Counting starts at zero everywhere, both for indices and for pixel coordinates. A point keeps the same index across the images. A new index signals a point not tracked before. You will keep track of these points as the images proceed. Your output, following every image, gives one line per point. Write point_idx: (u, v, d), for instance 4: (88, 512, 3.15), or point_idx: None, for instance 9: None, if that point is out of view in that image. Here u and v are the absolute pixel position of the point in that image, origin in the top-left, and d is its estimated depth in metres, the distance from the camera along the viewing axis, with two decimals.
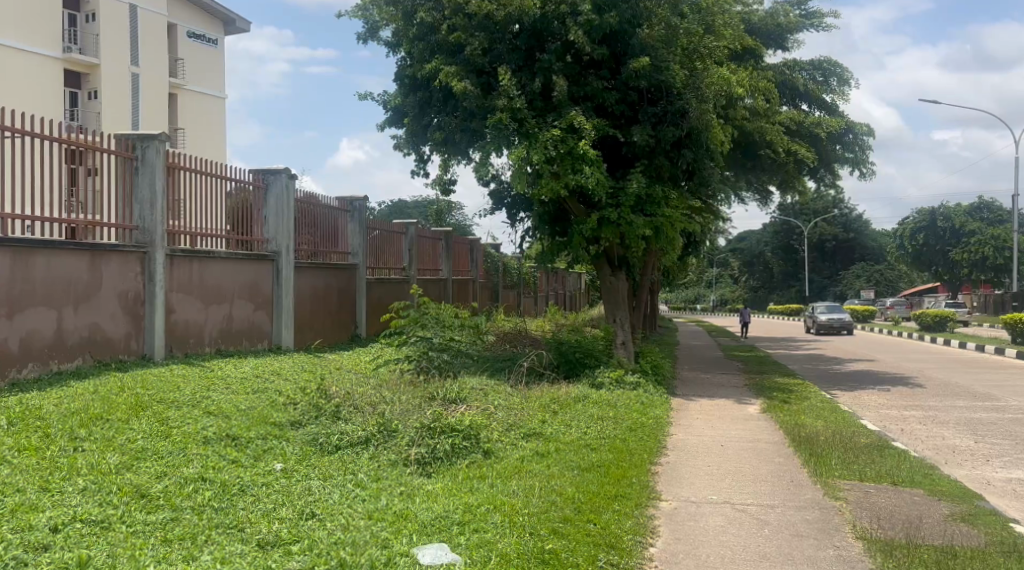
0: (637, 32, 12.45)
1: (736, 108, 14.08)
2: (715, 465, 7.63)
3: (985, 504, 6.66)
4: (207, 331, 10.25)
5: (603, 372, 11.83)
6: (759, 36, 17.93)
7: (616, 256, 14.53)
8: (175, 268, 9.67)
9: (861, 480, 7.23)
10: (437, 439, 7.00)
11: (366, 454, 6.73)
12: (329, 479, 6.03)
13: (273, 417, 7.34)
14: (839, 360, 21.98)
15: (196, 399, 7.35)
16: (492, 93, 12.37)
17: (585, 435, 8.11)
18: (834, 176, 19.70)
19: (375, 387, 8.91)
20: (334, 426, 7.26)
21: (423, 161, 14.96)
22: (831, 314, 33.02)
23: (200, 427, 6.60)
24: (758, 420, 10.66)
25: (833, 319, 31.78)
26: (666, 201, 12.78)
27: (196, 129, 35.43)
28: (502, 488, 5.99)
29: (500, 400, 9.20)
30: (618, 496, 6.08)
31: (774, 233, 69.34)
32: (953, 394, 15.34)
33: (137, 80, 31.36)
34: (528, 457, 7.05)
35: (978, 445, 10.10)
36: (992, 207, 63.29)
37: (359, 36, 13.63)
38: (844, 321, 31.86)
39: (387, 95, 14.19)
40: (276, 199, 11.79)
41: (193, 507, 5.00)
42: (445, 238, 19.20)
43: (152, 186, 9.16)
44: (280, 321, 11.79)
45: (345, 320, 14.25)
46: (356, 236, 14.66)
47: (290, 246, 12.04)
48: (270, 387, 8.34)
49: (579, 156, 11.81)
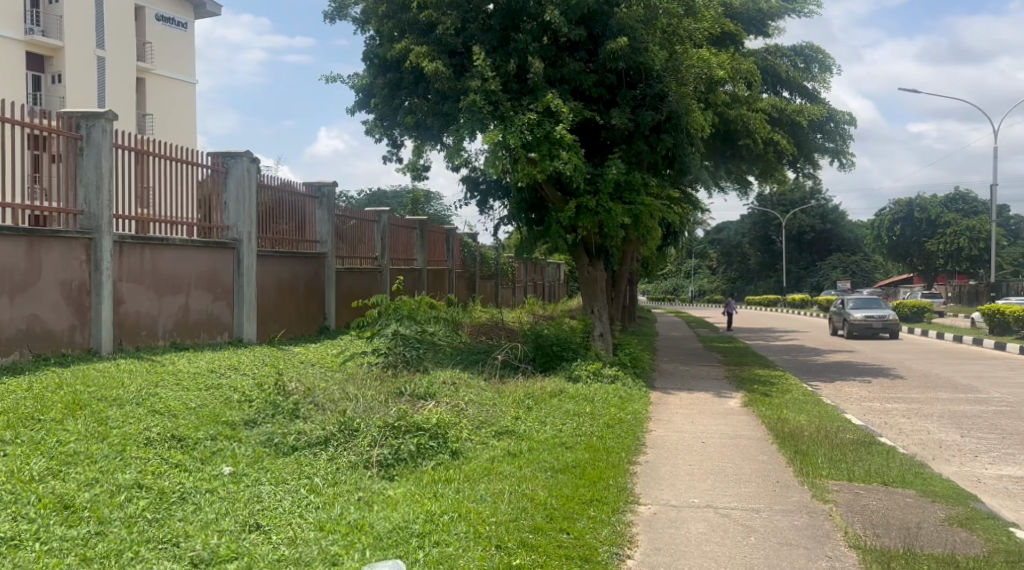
0: (614, 12, 11.96)
1: (717, 93, 13.58)
2: (694, 465, 7.22)
3: (981, 505, 6.31)
4: (161, 323, 9.72)
5: (580, 365, 11.42)
6: (740, 21, 17.52)
7: (594, 246, 14.03)
8: (125, 256, 9.13)
9: (849, 480, 6.84)
10: (401, 439, 6.55)
11: (325, 456, 6.24)
12: (281, 484, 5.56)
13: (225, 415, 6.84)
14: (817, 351, 21.71)
15: (141, 396, 6.84)
16: (465, 74, 11.92)
17: (560, 433, 7.66)
18: (815, 166, 19.39)
19: (339, 382, 8.44)
20: (291, 425, 6.77)
21: (395, 146, 14.44)
22: (867, 310, 26.32)
23: (141, 428, 6.11)
24: (739, 414, 10.29)
25: (873, 317, 25.21)
26: (645, 188, 12.35)
27: (165, 116, 34.58)
28: (468, 493, 5.54)
29: (471, 396, 8.74)
30: (594, 500, 5.65)
31: (752, 223, 69.21)
32: (935, 385, 15.07)
33: (103, 64, 30.48)
34: (499, 458, 6.60)
35: (965, 440, 9.79)
36: (967, 199, 63.70)
37: (326, 15, 13.10)
38: (886, 319, 25.34)
39: (356, 77, 13.61)
40: (237, 182, 11.16)
41: (124, 519, 4.53)
42: (419, 227, 18.63)
43: (98, 167, 8.59)
44: (241, 313, 11.24)
45: (312, 312, 13.71)
46: (325, 224, 14.10)
47: (252, 232, 11.45)
48: (225, 383, 7.82)
49: (555, 141, 11.38)
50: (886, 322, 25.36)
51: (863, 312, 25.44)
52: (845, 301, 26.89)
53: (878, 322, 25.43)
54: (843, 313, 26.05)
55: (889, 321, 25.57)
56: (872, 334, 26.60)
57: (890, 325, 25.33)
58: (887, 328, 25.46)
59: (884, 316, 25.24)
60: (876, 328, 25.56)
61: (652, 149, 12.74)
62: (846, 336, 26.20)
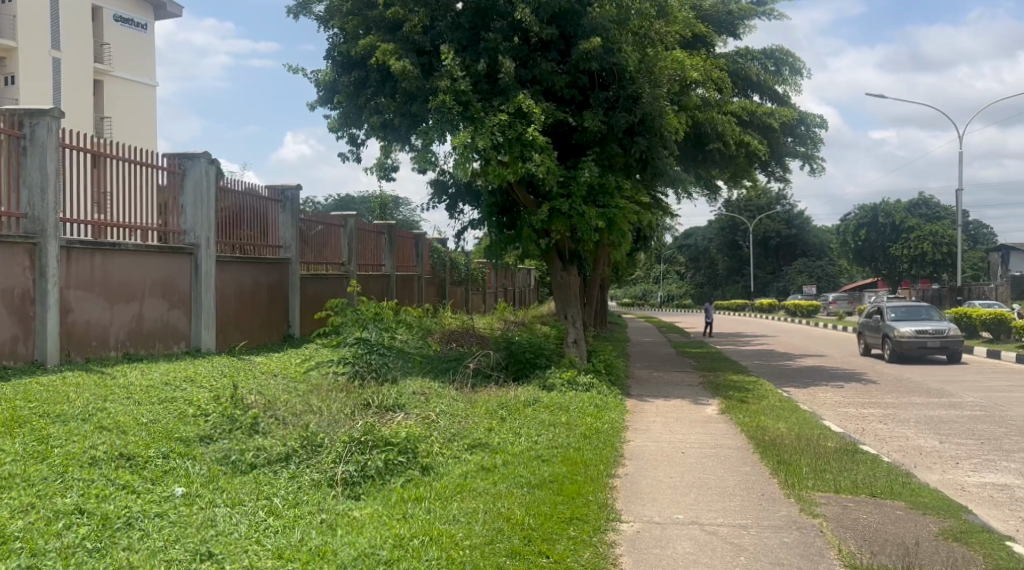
0: (587, 12, 11.66)
1: (689, 95, 13.35)
2: (676, 477, 6.91)
3: (972, 517, 6.08)
4: (113, 333, 9.24)
5: (554, 372, 11.08)
6: (710, 23, 17.34)
7: (567, 250, 13.74)
8: (73, 262, 8.66)
9: (836, 492, 6.57)
10: (369, 455, 6.16)
11: (285, 474, 5.84)
12: (239, 505, 5.17)
13: (180, 432, 6.42)
14: (788, 356, 21.57)
15: (87, 412, 6.42)
16: (433, 74, 11.59)
17: (536, 445, 7.31)
18: (785, 170, 19.29)
19: (302, 394, 8.00)
20: (250, 441, 6.37)
21: (358, 146, 14.02)
22: (915, 323, 19.55)
23: (86, 446, 5.70)
24: (716, 422, 10.03)
25: (925, 336, 18.57)
26: (618, 191, 12.05)
27: (124, 119, 33.76)
28: (440, 513, 5.16)
29: (442, 406, 8.36)
30: (574, 519, 5.33)
31: (718, 229, 69.51)
32: (907, 390, 14.94)
33: (59, 65, 29.75)
34: (472, 473, 6.24)
35: (945, 446, 9.60)
36: (929, 204, 64.55)
37: (288, 10, 12.69)
38: (944, 337, 18.64)
39: (319, 74, 13.18)
40: (195, 185, 10.63)
41: (59, 550, 4.14)
42: (387, 231, 18.23)
43: (42, 168, 8.12)
44: (199, 321, 10.75)
45: (275, 320, 13.23)
46: (288, 228, 13.62)
47: (211, 237, 10.96)
48: (179, 396, 7.38)
49: (527, 143, 11.09)
50: (945, 341, 18.73)
51: (912, 328, 18.85)
52: (883, 312, 20.26)
53: (934, 341, 18.78)
54: (883, 328, 19.51)
55: (948, 339, 18.71)
56: (923, 357, 19.82)
57: (951, 344, 18.70)
58: (946, 349, 18.77)
59: (941, 331, 18.65)
60: (930, 350, 18.83)
61: (626, 151, 12.47)
62: (888, 359, 19.51)
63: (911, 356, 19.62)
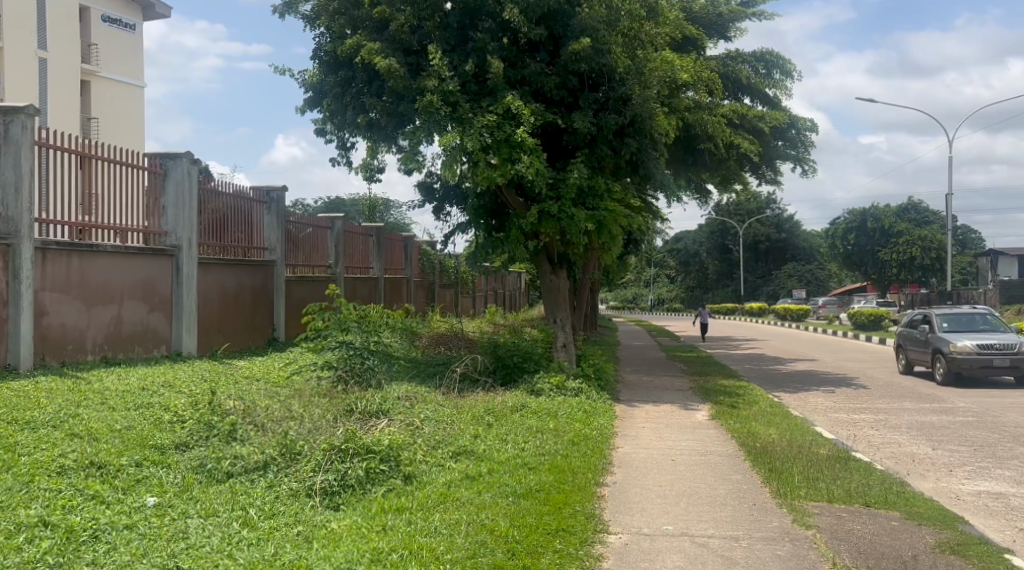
0: (576, 12, 11.52)
1: (679, 97, 13.20)
2: (665, 486, 6.74)
3: (969, 528, 5.94)
4: (90, 336, 9.02)
5: (542, 377, 10.90)
6: (700, 26, 17.23)
7: (556, 253, 13.58)
8: (49, 264, 8.46)
9: (829, 502, 6.41)
10: (349, 463, 5.97)
11: (262, 483, 5.66)
12: (213, 516, 4.98)
13: (155, 439, 6.22)
14: (779, 360, 21.46)
15: (59, 419, 6.22)
16: (421, 73, 11.42)
17: (522, 453, 7.13)
18: (776, 173, 19.16)
19: (282, 399, 7.80)
20: (227, 448, 6.17)
21: (346, 148, 13.83)
22: (975, 336, 15.91)
23: (55, 455, 5.50)
24: (706, 428, 9.88)
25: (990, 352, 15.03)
26: (608, 193, 11.88)
27: (112, 120, 33.44)
28: (421, 525, 4.98)
29: (427, 412, 8.18)
30: (560, 531, 5.17)
31: (709, 233, 69.51)
32: (898, 395, 14.82)
33: (45, 65, 29.45)
34: (457, 482, 6.06)
35: (938, 453, 9.48)
36: (920, 209, 64.70)
37: (274, 9, 12.52)
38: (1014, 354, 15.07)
39: (305, 75, 12.99)
40: (176, 185, 10.39)
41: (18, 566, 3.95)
42: (375, 234, 18.04)
43: (16, 167, 7.93)
44: (180, 324, 10.54)
45: (259, 323, 13.01)
46: (274, 230, 13.39)
47: (193, 238, 10.75)
48: (156, 402, 7.17)
49: (515, 144, 10.92)
50: (1014, 359, 15.16)
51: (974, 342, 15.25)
52: (931, 323, 16.70)
53: (1000, 359, 15.19)
54: (935, 343, 15.90)
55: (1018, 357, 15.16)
56: (985, 379, 16.16)
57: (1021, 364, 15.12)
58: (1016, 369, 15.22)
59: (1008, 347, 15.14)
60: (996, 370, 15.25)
61: (615, 153, 12.30)
62: (943, 382, 15.84)
63: (969, 377, 15.99)
